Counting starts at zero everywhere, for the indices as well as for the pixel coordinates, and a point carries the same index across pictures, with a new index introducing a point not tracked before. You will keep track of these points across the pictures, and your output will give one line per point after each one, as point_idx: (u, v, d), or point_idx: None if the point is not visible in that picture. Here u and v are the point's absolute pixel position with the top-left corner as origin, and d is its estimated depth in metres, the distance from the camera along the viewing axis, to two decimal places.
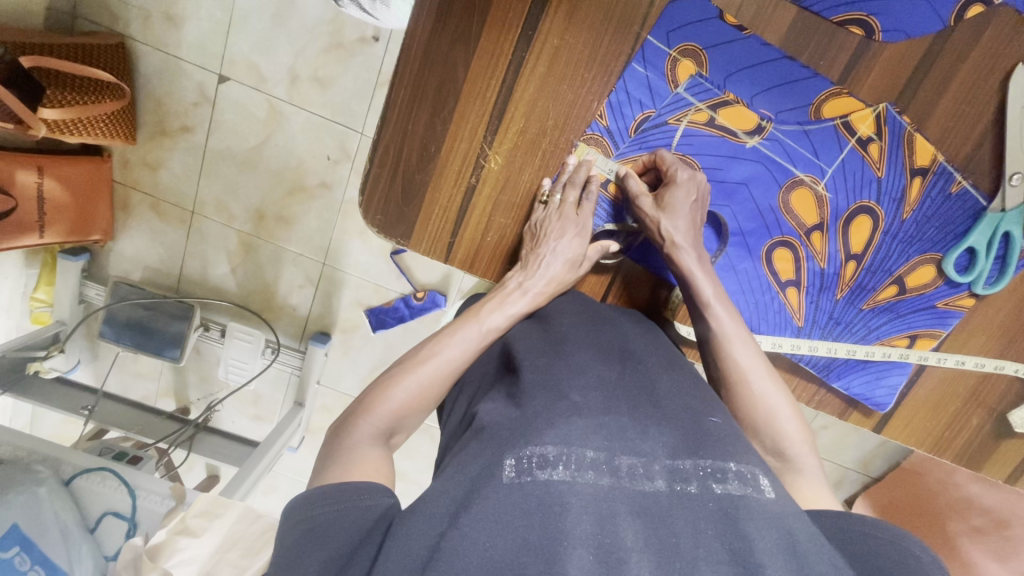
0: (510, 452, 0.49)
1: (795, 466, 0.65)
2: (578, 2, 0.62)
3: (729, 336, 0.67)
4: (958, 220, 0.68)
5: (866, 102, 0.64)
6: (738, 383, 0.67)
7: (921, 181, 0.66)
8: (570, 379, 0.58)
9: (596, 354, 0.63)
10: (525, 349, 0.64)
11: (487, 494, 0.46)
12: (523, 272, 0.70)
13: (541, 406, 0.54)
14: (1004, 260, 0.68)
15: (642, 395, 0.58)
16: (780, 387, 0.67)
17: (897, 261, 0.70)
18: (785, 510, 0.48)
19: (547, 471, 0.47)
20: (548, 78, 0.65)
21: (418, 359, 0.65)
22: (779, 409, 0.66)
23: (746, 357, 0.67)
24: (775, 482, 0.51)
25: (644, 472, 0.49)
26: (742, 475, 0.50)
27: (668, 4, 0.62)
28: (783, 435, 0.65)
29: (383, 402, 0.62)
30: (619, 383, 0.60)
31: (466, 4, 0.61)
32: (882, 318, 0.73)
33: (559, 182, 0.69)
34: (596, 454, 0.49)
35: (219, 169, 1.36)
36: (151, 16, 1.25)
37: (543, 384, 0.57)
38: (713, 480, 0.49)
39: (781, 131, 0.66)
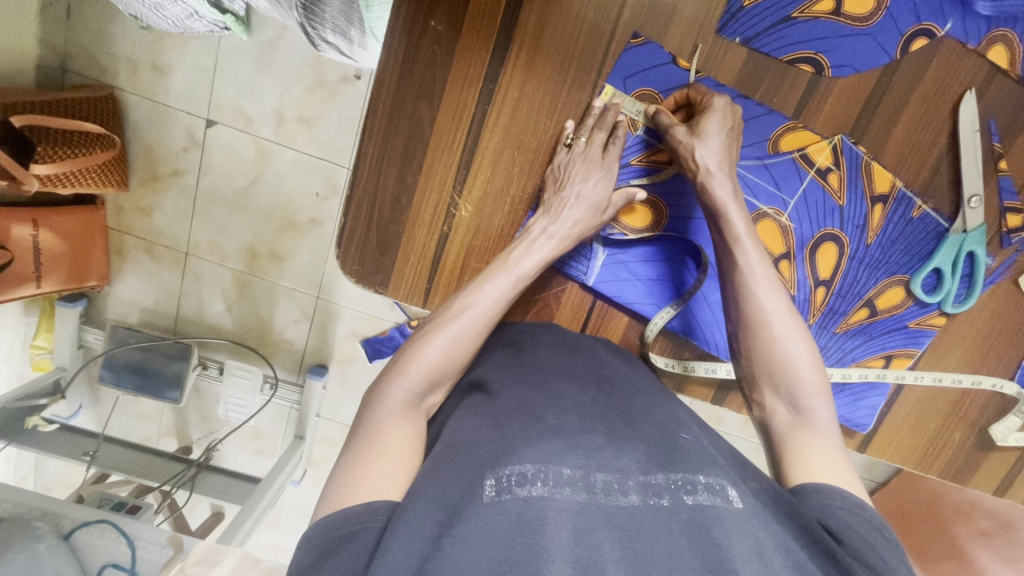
0: (490, 472, 0.50)
1: (809, 426, 0.60)
2: (535, 55, 0.64)
3: (756, 274, 0.62)
4: (923, 241, 0.69)
5: (823, 134, 0.66)
6: (758, 326, 0.62)
7: (882, 208, 0.68)
8: (548, 404, 0.59)
9: (572, 378, 0.65)
10: (502, 375, 0.65)
11: (468, 515, 0.46)
12: (546, 217, 0.66)
13: (519, 428, 0.55)
14: (970, 279, 0.70)
15: (616, 416, 0.60)
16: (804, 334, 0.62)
17: (865, 284, 0.71)
18: (753, 521, 0.49)
19: (526, 488, 0.48)
20: (511, 127, 0.67)
21: (450, 314, 0.64)
22: (803, 363, 0.61)
23: (774, 301, 0.62)
24: (745, 493, 0.52)
25: (619, 487, 0.50)
26: (711, 486, 0.51)
27: (624, 50, 0.64)
28: (802, 391, 0.61)
29: (417, 360, 0.61)
30: (596, 406, 0.61)
31: (428, 62, 0.64)
32: (856, 340, 0.74)
33: (586, 124, 0.66)
34: (573, 471, 0.51)
35: (210, 210, 1.38)
36: (138, 66, 1.29)
37: (520, 410, 0.58)
38: (684, 492, 0.50)
39: (741, 166, 0.67)
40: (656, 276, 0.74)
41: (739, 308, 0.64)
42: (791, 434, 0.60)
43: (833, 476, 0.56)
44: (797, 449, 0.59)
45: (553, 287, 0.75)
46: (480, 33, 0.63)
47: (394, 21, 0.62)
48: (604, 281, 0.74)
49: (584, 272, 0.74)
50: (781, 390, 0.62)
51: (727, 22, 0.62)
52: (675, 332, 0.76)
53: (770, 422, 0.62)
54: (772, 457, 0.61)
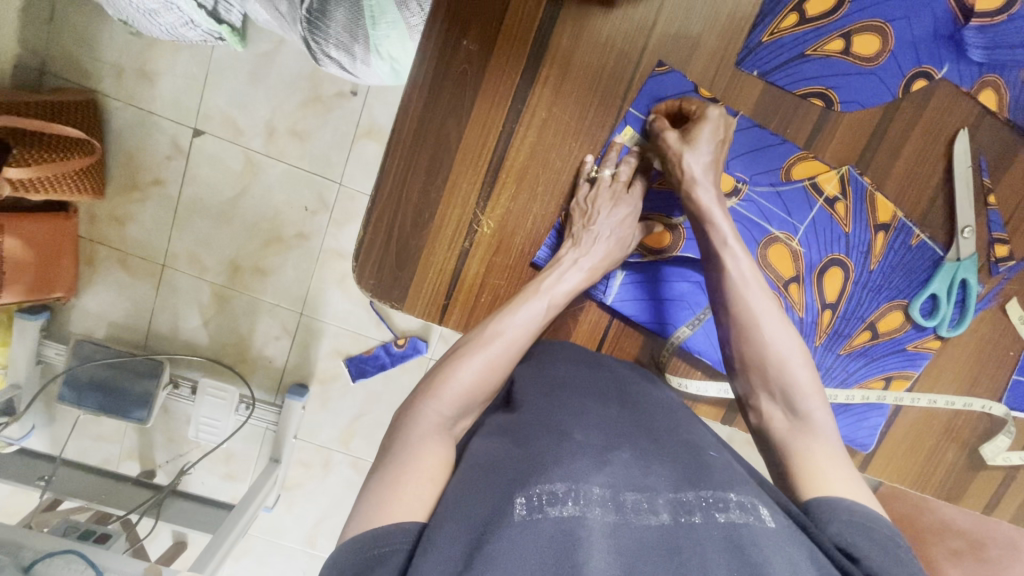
0: (520, 490, 0.47)
1: (809, 430, 0.60)
2: (564, 78, 0.66)
3: (746, 285, 0.63)
4: (920, 268, 0.73)
5: (832, 164, 0.69)
6: (749, 329, 0.63)
7: (885, 236, 0.71)
8: (574, 419, 0.59)
9: (594, 395, 0.64)
10: (524, 391, 0.64)
11: (500, 535, 0.44)
12: (576, 249, 0.68)
13: (546, 445, 0.54)
14: (963, 304, 0.74)
15: (640, 430, 0.59)
16: (794, 336, 0.63)
17: (868, 308, 0.74)
18: (786, 538, 0.48)
19: (557, 508, 0.46)
20: (537, 146, 0.68)
21: (483, 339, 0.64)
22: (797, 369, 0.62)
23: (763, 310, 0.63)
24: (775, 511, 0.52)
25: (648, 506, 0.49)
26: (743, 504, 0.50)
27: (649, 77, 0.66)
28: (799, 396, 0.61)
29: (453, 384, 0.61)
30: (619, 420, 0.60)
31: (458, 78, 0.64)
32: (859, 361, 0.76)
33: (605, 161, 0.68)
34: (602, 490, 0.49)
35: (192, 221, 1.34)
36: (124, 72, 1.26)
37: (545, 426, 0.57)
38: (715, 509, 0.49)
39: (756, 192, 0.70)
40: (673, 297, 0.74)
41: (731, 319, 0.64)
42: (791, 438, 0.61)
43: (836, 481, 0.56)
44: (800, 456, 0.59)
45: (572, 305, 0.75)
46: (511, 53, 0.64)
47: (427, 37, 0.63)
48: (622, 300, 0.74)
49: (602, 291, 0.74)
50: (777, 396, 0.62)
51: (746, 55, 0.66)
52: (689, 352, 0.76)
53: (768, 428, 0.62)
54: (773, 463, 0.62)
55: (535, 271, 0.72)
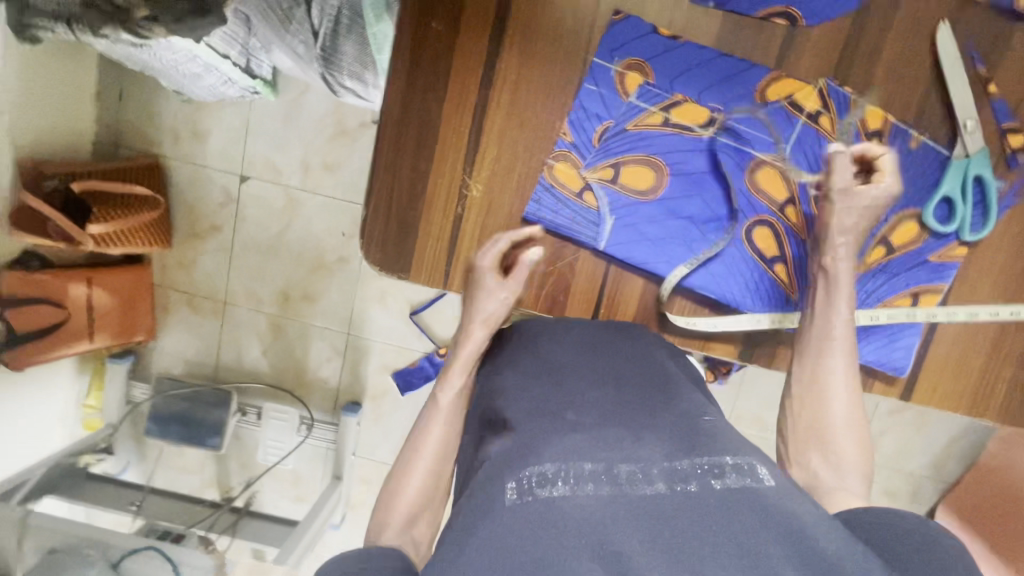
0: (510, 475, 0.50)
1: (839, 472, 0.65)
2: (528, 41, 0.70)
3: (832, 342, 0.67)
4: (927, 172, 0.70)
5: (807, 80, 0.69)
6: (818, 382, 0.67)
7: (879, 143, 0.69)
8: (571, 396, 0.59)
9: (593, 380, 0.62)
10: (520, 380, 0.63)
11: (491, 521, 0.48)
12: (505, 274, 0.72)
13: (541, 426, 0.55)
14: (985, 204, 0.69)
15: (638, 406, 0.59)
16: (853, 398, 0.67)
17: (877, 222, 0.71)
18: (785, 500, 0.48)
19: (547, 489, 0.49)
20: (513, 107, 0.72)
21: (433, 402, 0.70)
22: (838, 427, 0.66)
23: (842, 363, 0.67)
24: (774, 469, 0.52)
25: (643, 477, 0.50)
26: (740, 466, 0.50)
27: (607, 27, 0.70)
28: (831, 441, 0.66)
29: (438, 417, 0.69)
30: (616, 401, 0.59)
31: (432, 58, 0.71)
32: (878, 280, 0.72)
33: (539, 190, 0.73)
34: (594, 465, 0.51)
35: (246, 258, 1.48)
36: (180, 135, 1.43)
37: (542, 408, 0.58)
38: (712, 476, 0.50)
39: (733, 118, 0.70)
40: (666, 235, 0.73)
41: (806, 364, 0.68)
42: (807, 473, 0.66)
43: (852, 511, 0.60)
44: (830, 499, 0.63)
45: (565, 256, 0.75)
46: (477, 26, 0.70)
47: (400, 29, 0.70)
48: (615, 244, 0.73)
49: (594, 237, 0.74)
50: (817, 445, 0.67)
51: None
52: (690, 290, 0.74)
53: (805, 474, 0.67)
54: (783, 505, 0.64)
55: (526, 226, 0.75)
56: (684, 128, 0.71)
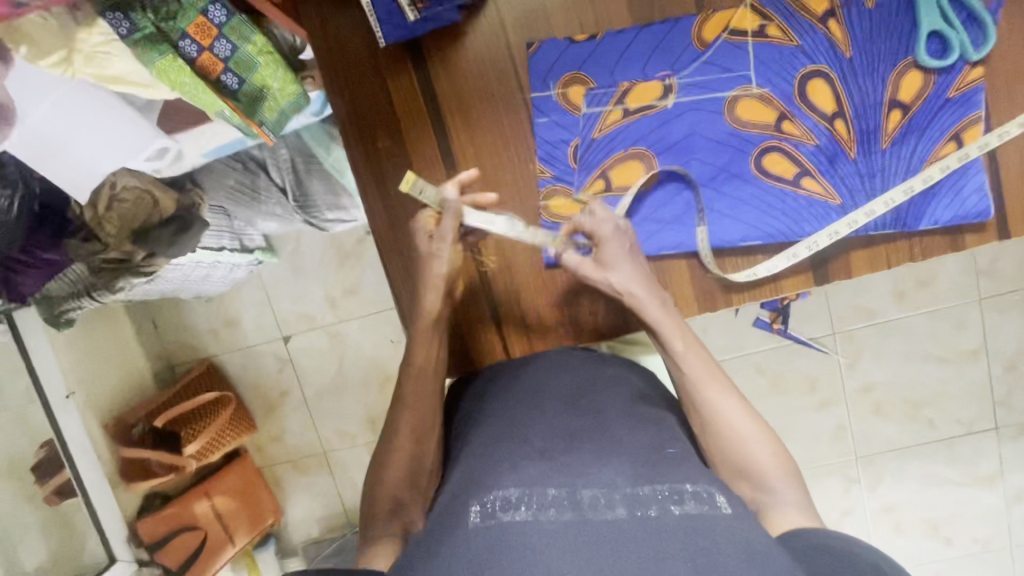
0: (477, 499, 0.57)
1: (772, 490, 0.62)
2: (467, 111, 0.72)
3: (707, 380, 0.66)
4: (899, 21, 0.66)
5: (735, 5, 0.67)
6: (712, 417, 0.65)
7: (836, 21, 0.66)
8: (538, 424, 0.65)
9: (565, 399, 0.68)
10: (490, 433, 0.66)
11: (459, 541, 0.54)
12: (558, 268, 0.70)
13: (512, 454, 0.62)
14: (973, 18, 0.65)
15: (602, 429, 0.64)
16: (754, 420, 0.64)
17: (877, 90, 0.67)
18: (737, 523, 0.52)
19: (511, 513, 0.55)
20: (485, 174, 0.73)
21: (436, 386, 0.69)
22: (759, 450, 0.63)
23: (722, 398, 0.65)
24: (735, 498, 0.56)
25: (605, 502, 0.55)
26: (699, 494, 0.55)
27: (530, 60, 0.70)
28: (756, 466, 0.62)
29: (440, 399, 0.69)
30: (581, 424, 0.65)
31: (394, 172, 0.73)
32: (911, 141, 0.68)
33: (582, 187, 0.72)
34: (558, 491, 0.56)
35: (323, 405, 1.52)
36: (216, 329, 1.50)
37: (510, 431, 0.65)
38: (671, 502, 0.54)
39: (685, 75, 0.69)
40: (686, 209, 0.71)
41: (688, 399, 0.67)
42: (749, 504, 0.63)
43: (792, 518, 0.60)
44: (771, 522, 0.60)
45: None
46: (417, 124, 0.72)
47: (357, 166, 0.74)
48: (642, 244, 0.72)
49: None
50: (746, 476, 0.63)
51: None
52: (733, 246, 0.71)
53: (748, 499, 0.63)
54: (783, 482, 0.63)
55: (553, 270, 0.74)
56: (645, 108, 0.70)
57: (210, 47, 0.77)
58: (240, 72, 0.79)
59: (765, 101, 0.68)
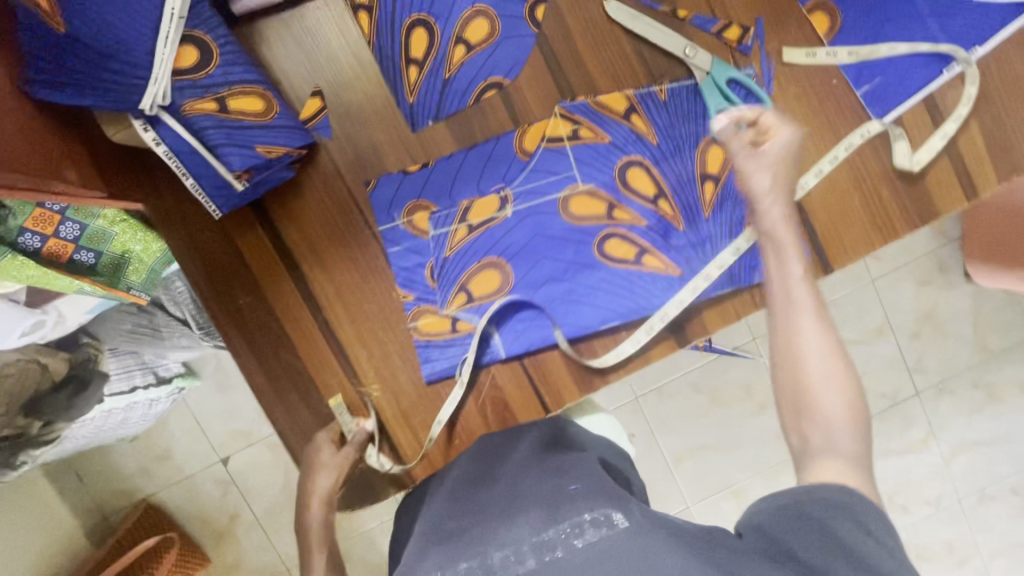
0: None
1: (828, 434, 0.58)
2: (321, 254, 0.74)
3: (798, 305, 0.63)
4: (691, 106, 0.73)
5: (547, 115, 0.73)
6: (789, 358, 0.62)
7: (638, 115, 0.73)
8: (451, 508, 0.63)
9: (465, 484, 0.66)
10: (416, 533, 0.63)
11: None
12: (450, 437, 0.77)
13: (430, 541, 0.59)
14: (752, 94, 0.73)
15: (515, 486, 0.62)
16: (833, 347, 0.61)
17: (688, 168, 0.74)
18: (641, 541, 0.48)
19: None
20: (351, 310, 0.75)
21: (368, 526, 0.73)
22: (825, 398, 0.59)
23: (815, 331, 0.61)
24: (637, 509, 0.52)
25: (514, 557, 0.53)
26: (596, 518, 0.51)
27: (371, 196, 0.73)
28: (820, 409, 0.59)
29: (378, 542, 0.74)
30: (494, 493, 0.62)
31: (261, 325, 0.74)
32: (728, 206, 0.74)
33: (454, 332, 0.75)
34: (469, 563, 0.54)
35: (276, 520, 1.43)
36: (149, 467, 1.41)
37: (436, 528, 0.61)
38: (573, 536, 0.51)
39: (517, 184, 0.74)
40: (545, 305, 0.75)
41: (777, 311, 0.64)
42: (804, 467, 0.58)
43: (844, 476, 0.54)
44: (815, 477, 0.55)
45: (484, 382, 0.76)
46: (275, 276, 0.74)
47: (224, 328, 0.74)
48: (513, 345, 0.75)
49: (492, 353, 0.76)
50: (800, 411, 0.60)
51: (412, 119, 0.72)
52: (595, 329, 0.75)
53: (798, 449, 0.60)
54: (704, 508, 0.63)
55: (436, 385, 0.76)
56: (488, 220, 0.74)
57: (52, 233, 0.76)
58: (96, 247, 0.79)
59: (594, 196, 0.74)
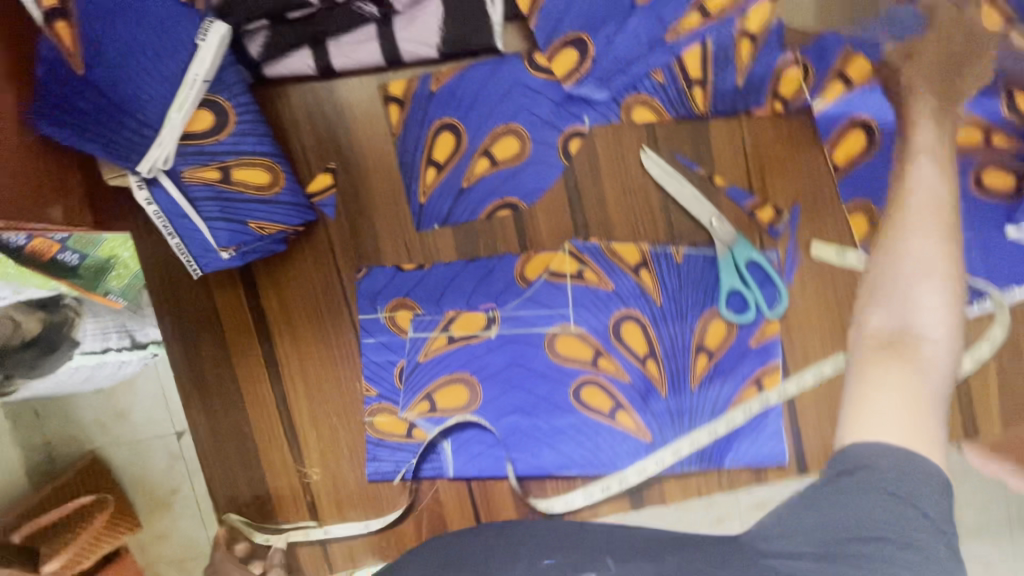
0: None
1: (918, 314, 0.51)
2: (294, 328, 0.72)
3: (918, 146, 0.59)
4: (704, 275, 0.70)
5: (555, 248, 0.70)
6: (912, 152, 0.59)
7: (648, 271, 0.70)
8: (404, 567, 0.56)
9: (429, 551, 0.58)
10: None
11: None
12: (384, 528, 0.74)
13: None
14: (769, 280, 0.69)
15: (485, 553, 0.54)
16: (945, 240, 0.54)
17: (685, 336, 0.70)
18: None
19: None
20: (311, 389, 0.73)
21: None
22: (919, 287, 0.52)
23: (928, 169, 0.57)
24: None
25: None
26: None
27: (358, 284, 0.71)
28: (910, 291, 0.52)
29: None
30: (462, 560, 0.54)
31: (221, 383, 0.73)
32: (717, 385, 0.71)
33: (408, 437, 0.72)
34: None
35: None
36: None
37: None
38: None
39: (508, 309, 0.71)
40: (506, 435, 0.72)
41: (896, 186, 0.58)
42: (877, 348, 0.52)
43: (883, 427, 0.46)
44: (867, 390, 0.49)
45: (425, 493, 0.73)
46: (244, 338, 0.72)
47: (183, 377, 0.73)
48: (464, 465, 0.73)
49: (441, 467, 0.73)
50: (880, 301, 0.54)
51: (419, 219, 0.70)
52: (550, 472, 0.72)
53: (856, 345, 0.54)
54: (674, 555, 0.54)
55: (376, 485, 0.74)
56: (470, 335, 0.71)
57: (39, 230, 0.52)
58: (83, 247, 0.56)
59: (582, 340, 0.71)
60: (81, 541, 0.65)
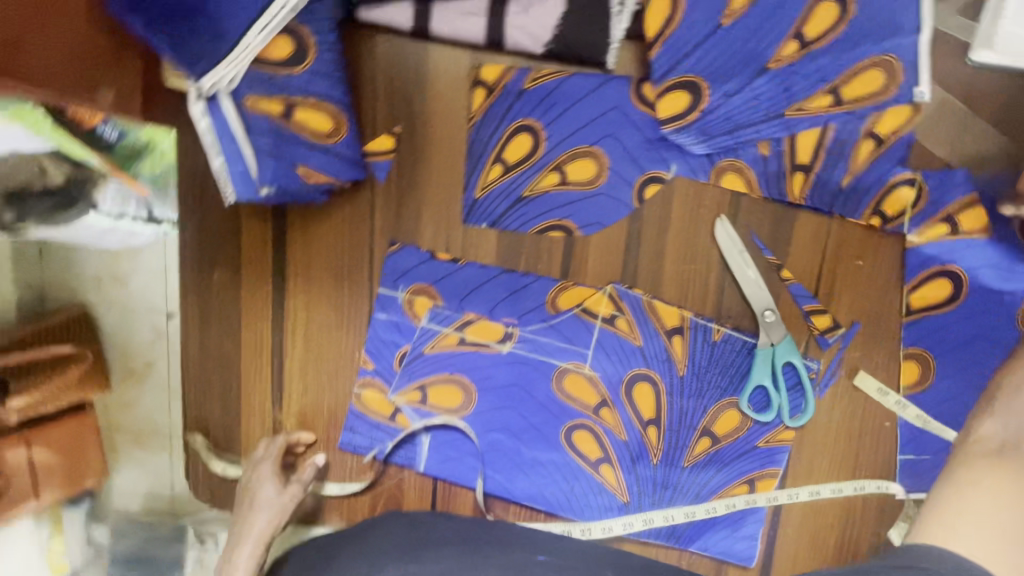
0: None
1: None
2: (310, 279, 0.69)
3: None
4: (736, 361, 0.66)
5: (596, 286, 0.67)
6: None
7: (681, 339, 0.66)
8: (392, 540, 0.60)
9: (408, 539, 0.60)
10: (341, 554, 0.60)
11: None
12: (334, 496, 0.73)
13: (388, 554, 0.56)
14: (800, 388, 0.66)
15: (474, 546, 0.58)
16: None
17: (696, 415, 0.67)
18: None
19: None
20: (309, 344, 0.71)
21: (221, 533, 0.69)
22: None
23: None
24: None
25: None
26: None
27: (387, 257, 0.68)
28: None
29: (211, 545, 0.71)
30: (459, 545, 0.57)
31: (223, 309, 0.71)
32: (710, 471, 0.68)
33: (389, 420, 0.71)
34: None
35: None
36: None
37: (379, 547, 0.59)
38: None
39: (528, 330, 0.68)
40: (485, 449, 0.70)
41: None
42: (984, 454, 0.56)
43: (965, 537, 0.50)
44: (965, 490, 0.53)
45: (389, 478, 0.72)
46: (259, 274, 0.70)
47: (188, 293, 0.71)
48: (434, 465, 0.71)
49: (412, 459, 0.71)
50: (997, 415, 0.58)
51: (469, 212, 0.66)
52: (516, 499, 0.71)
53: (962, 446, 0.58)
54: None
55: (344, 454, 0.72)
56: (482, 343, 0.68)
57: None
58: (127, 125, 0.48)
59: (591, 385, 0.68)
60: (54, 386, 0.66)
